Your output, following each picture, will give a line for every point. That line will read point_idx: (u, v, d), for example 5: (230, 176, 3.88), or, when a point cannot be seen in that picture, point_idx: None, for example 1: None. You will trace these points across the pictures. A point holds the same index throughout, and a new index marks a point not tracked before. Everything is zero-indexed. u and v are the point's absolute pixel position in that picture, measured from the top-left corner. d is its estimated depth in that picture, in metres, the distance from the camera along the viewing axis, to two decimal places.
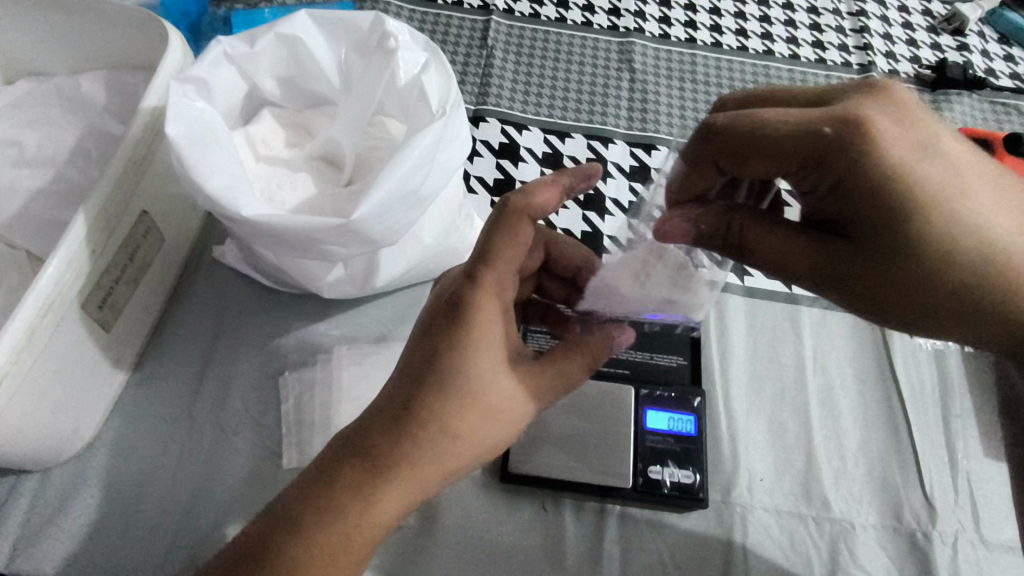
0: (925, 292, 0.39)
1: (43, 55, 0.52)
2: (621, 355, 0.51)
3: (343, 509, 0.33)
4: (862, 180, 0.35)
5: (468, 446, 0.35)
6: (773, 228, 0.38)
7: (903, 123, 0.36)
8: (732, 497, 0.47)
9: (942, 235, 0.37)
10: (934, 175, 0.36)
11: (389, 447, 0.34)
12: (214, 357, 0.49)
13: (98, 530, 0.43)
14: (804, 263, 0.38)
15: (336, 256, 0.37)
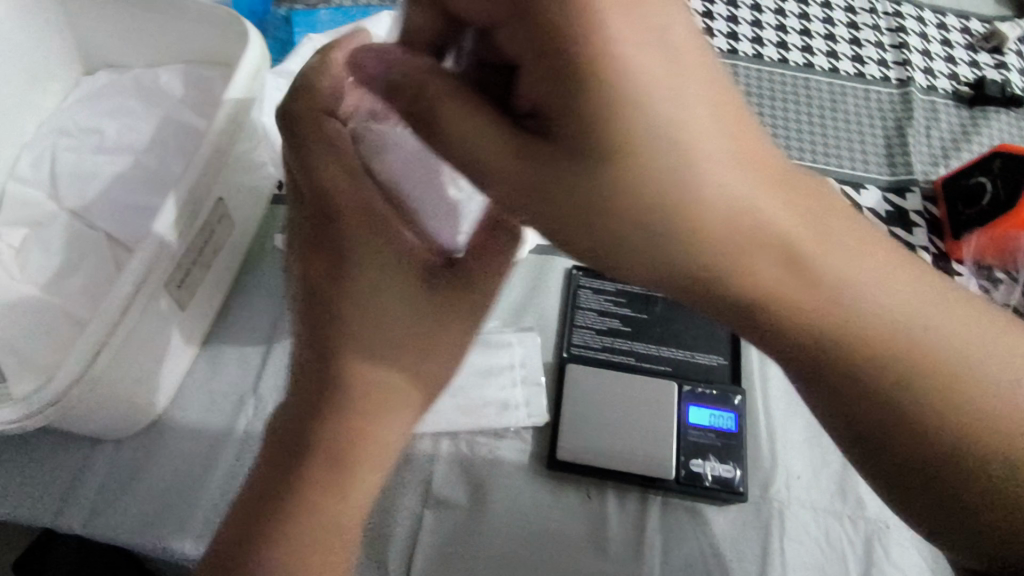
0: (811, 360, 0.27)
1: (124, 48, 0.55)
2: (664, 352, 0.53)
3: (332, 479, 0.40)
4: (571, 55, 0.24)
5: (394, 424, 0.42)
6: (472, 107, 0.29)
7: (704, 107, 0.25)
8: (771, 492, 0.49)
9: (737, 257, 0.26)
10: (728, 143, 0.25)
11: (320, 428, 0.40)
12: (277, 340, 0.51)
13: (168, 499, 0.45)
14: (502, 148, 0.28)
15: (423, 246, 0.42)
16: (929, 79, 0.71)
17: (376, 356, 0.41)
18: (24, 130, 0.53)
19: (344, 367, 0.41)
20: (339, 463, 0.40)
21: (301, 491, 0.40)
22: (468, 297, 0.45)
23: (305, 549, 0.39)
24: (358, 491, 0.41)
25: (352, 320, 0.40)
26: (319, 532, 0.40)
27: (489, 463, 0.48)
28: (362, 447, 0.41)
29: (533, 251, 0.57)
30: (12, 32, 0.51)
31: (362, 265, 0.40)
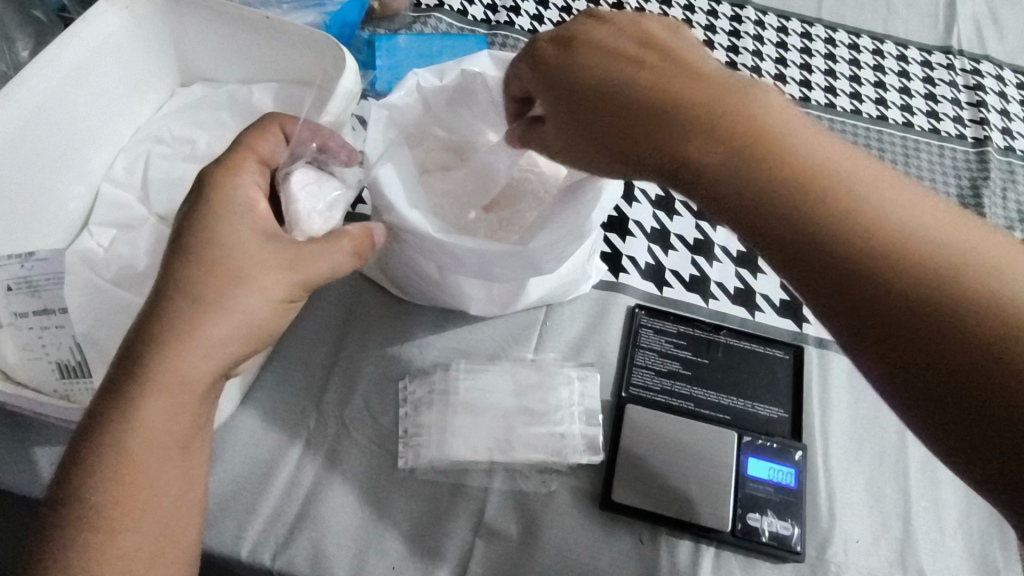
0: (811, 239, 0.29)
1: (222, 64, 0.58)
2: (722, 400, 0.53)
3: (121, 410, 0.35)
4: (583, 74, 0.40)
5: (194, 364, 0.36)
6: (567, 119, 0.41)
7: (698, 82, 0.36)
8: (828, 555, 0.47)
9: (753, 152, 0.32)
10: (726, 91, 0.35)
11: (140, 356, 0.36)
12: (340, 355, 0.52)
13: (226, 506, 0.46)
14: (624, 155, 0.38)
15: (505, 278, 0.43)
16: (1006, 140, 0.70)
17: (200, 275, 0.37)
18: (121, 135, 0.56)
19: (194, 287, 0.37)
20: (118, 402, 0.35)
21: (100, 418, 0.35)
22: (317, 259, 0.40)
23: (90, 489, 0.34)
24: (159, 421, 0.35)
25: (182, 261, 0.38)
26: (121, 464, 0.34)
27: (542, 497, 0.48)
28: (153, 380, 0.35)
29: (597, 286, 0.58)
30: (121, 44, 0.54)
31: (209, 217, 0.39)
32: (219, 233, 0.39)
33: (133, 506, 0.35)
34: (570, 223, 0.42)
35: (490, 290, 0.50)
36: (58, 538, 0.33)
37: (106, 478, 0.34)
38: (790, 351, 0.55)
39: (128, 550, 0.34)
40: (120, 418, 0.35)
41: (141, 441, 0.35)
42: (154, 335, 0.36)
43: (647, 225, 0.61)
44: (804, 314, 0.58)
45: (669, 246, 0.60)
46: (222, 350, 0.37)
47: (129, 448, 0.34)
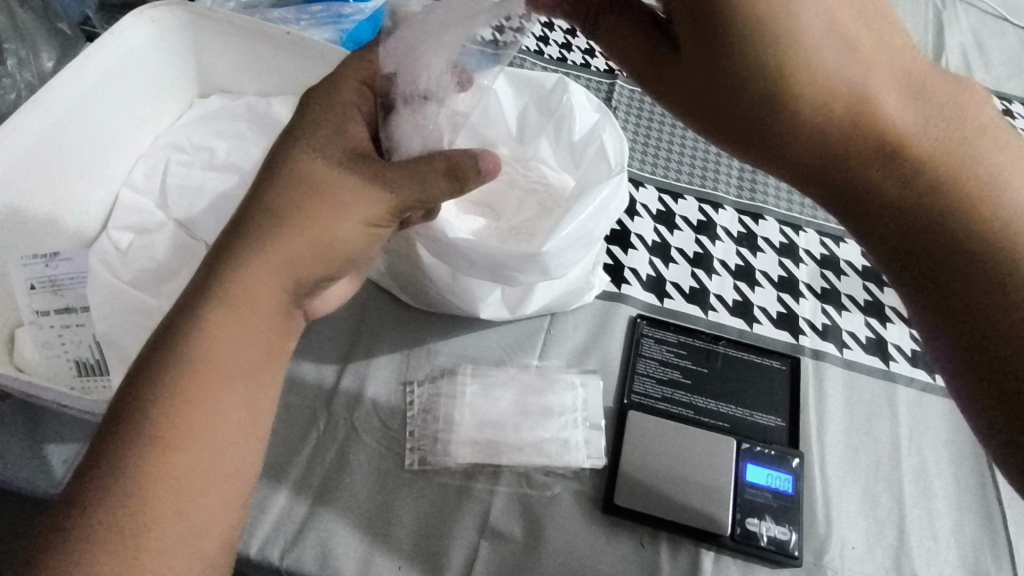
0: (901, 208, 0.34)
1: (243, 78, 0.60)
2: (722, 409, 0.54)
3: (217, 300, 0.38)
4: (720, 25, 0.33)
5: (281, 265, 0.40)
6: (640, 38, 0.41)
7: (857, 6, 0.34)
8: (824, 560, 0.48)
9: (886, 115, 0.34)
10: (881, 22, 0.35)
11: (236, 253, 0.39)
12: (351, 358, 0.54)
13: None
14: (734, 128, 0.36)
15: (515, 282, 0.45)
16: None
17: (299, 185, 0.40)
18: (141, 143, 0.58)
19: (291, 197, 0.40)
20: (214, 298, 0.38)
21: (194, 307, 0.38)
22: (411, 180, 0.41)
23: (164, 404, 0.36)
24: (252, 316, 0.39)
25: (284, 169, 0.40)
26: (211, 356, 0.37)
27: (545, 500, 0.49)
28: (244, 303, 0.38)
29: (599, 296, 0.59)
30: (144, 55, 0.55)
31: (310, 137, 0.41)
32: (311, 167, 0.41)
33: (203, 386, 0.37)
34: (575, 230, 0.43)
35: (496, 295, 0.51)
36: (122, 451, 0.35)
37: (191, 365, 0.37)
38: (787, 362, 0.57)
39: (193, 467, 0.36)
40: (216, 308, 0.38)
41: (234, 332, 0.38)
42: (241, 265, 0.39)
43: (647, 239, 0.63)
44: (800, 326, 0.60)
45: (669, 259, 0.62)
46: (300, 249, 0.40)
47: (220, 339, 0.38)
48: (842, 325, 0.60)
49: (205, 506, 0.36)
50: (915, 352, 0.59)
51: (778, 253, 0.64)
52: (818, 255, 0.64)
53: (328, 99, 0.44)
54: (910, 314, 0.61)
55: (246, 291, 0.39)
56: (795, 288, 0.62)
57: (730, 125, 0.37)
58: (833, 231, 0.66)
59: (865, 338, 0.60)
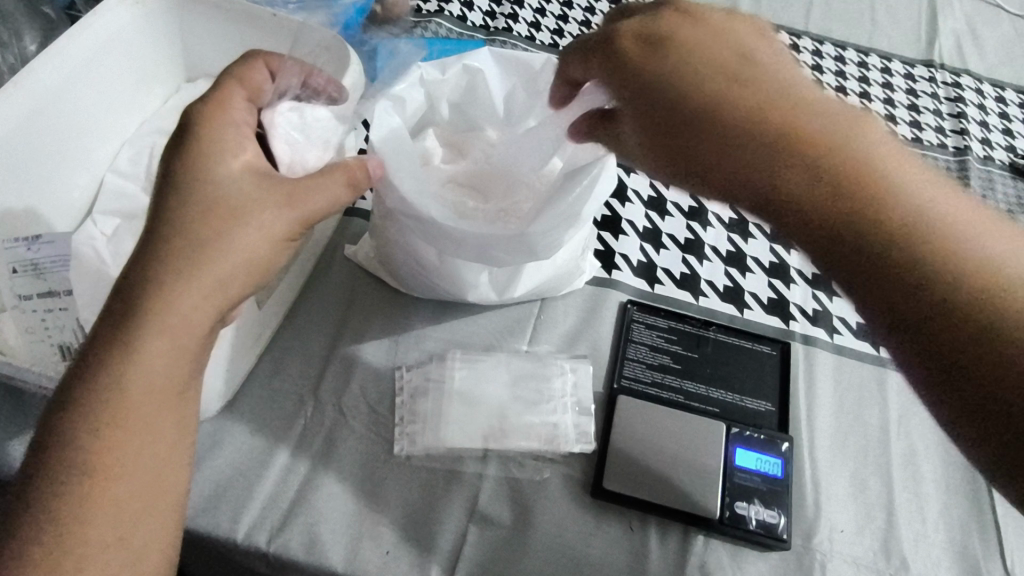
0: (851, 228, 0.31)
1: (229, 63, 0.60)
2: (712, 394, 0.54)
3: (118, 341, 0.35)
4: (658, 77, 0.39)
5: (191, 296, 0.37)
6: (650, 60, 0.40)
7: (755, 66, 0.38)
8: (813, 543, 0.48)
9: (819, 132, 0.33)
10: (872, 134, 0.34)
11: (141, 290, 0.36)
12: (339, 344, 0.54)
13: (223, 488, 0.46)
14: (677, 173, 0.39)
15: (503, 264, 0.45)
16: (985, 149, 0.72)
17: (200, 204, 0.38)
18: (126, 127, 0.57)
19: (195, 216, 0.38)
20: (117, 339, 0.35)
21: (94, 355, 0.35)
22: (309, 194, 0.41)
23: (76, 443, 0.34)
24: (159, 358, 0.36)
25: (180, 190, 0.38)
26: (118, 401, 0.35)
27: (535, 484, 0.49)
28: (154, 321, 0.36)
29: (589, 282, 0.59)
30: (128, 38, 0.55)
31: (205, 151, 0.39)
32: (198, 182, 0.39)
33: (115, 441, 0.34)
34: (564, 213, 0.43)
35: (485, 279, 0.51)
36: (42, 493, 0.33)
37: (96, 420, 0.34)
38: (777, 348, 0.57)
39: (119, 497, 0.34)
40: (118, 354, 0.35)
41: (141, 376, 0.35)
42: (141, 289, 0.36)
43: (639, 225, 0.63)
44: (791, 312, 0.60)
45: (660, 245, 0.62)
46: (212, 274, 0.37)
47: (125, 387, 0.35)
48: (833, 310, 0.60)
49: (142, 527, 0.35)
50: None
51: (769, 239, 0.64)
52: None
53: (217, 102, 0.42)
54: None
55: (154, 327, 0.36)
56: (786, 275, 0.62)
57: (674, 157, 0.38)
58: None
59: (855, 324, 0.60)
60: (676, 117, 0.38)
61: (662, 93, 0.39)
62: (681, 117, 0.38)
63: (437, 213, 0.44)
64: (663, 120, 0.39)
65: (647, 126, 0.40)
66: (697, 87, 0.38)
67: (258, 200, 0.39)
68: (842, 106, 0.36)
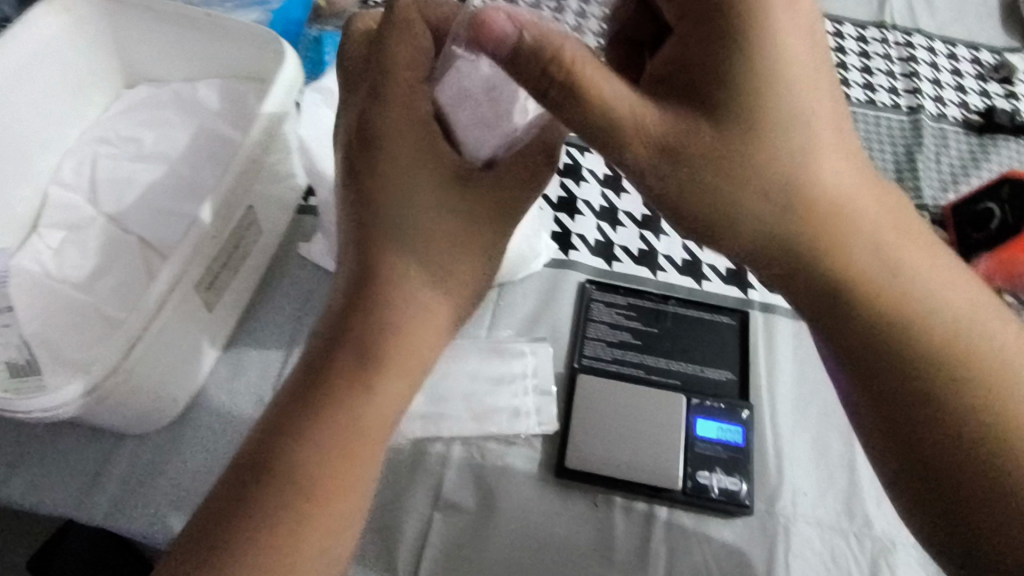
0: (876, 359, 0.36)
1: (167, 64, 0.58)
2: (673, 366, 0.54)
3: (365, 380, 0.37)
4: (748, 145, 0.33)
5: (425, 338, 0.39)
6: (603, 74, 0.32)
7: (834, 120, 0.35)
8: (777, 508, 0.49)
9: (828, 202, 0.35)
10: (885, 225, 0.36)
11: (387, 321, 0.38)
12: (299, 342, 0.53)
13: (191, 492, 0.47)
14: (698, 144, 0.33)
15: None
16: (939, 107, 0.72)
17: (438, 218, 0.38)
18: (66, 136, 0.56)
19: (420, 236, 0.38)
20: (319, 391, 0.37)
21: (315, 400, 0.37)
22: (511, 208, 0.40)
23: (323, 449, 0.36)
24: (395, 403, 0.38)
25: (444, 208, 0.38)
26: (360, 434, 0.37)
27: (498, 468, 0.49)
28: (394, 365, 0.38)
29: (548, 264, 0.59)
30: (58, 44, 0.53)
31: (388, 162, 0.37)
32: (426, 219, 0.38)
33: (336, 485, 0.36)
34: None
35: None
36: (253, 517, 0.34)
37: (309, 471, 0.36)
38: (736, 317, 0.57)
39: (341, 528, 0.36)
40: (354, 395, 0.37)
41: (354, 428, 0.37)
42: (384, 331, 0.38)
43: (595, 204, 0.63)
44: (748, 281, 0.60)
45: (617, 223, 0.62)
46: (437, 312, 0.39)
47: (348, 437, 0.36)
48: None
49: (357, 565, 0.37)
50: None
51: None
52: None
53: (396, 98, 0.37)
54: None
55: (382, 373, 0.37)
56: None
57: (696, 210, 0.35)
58: None
59: None
60: (712, 167, 0.34)
61: (728, 176, 0.34)
62: (717, 178, 0.34)
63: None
64: (722, 184, 0.34)
65: (690, 163, 0.33)
66: (755, 117, 0.33)
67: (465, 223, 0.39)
68: (862, 170, 0.36)
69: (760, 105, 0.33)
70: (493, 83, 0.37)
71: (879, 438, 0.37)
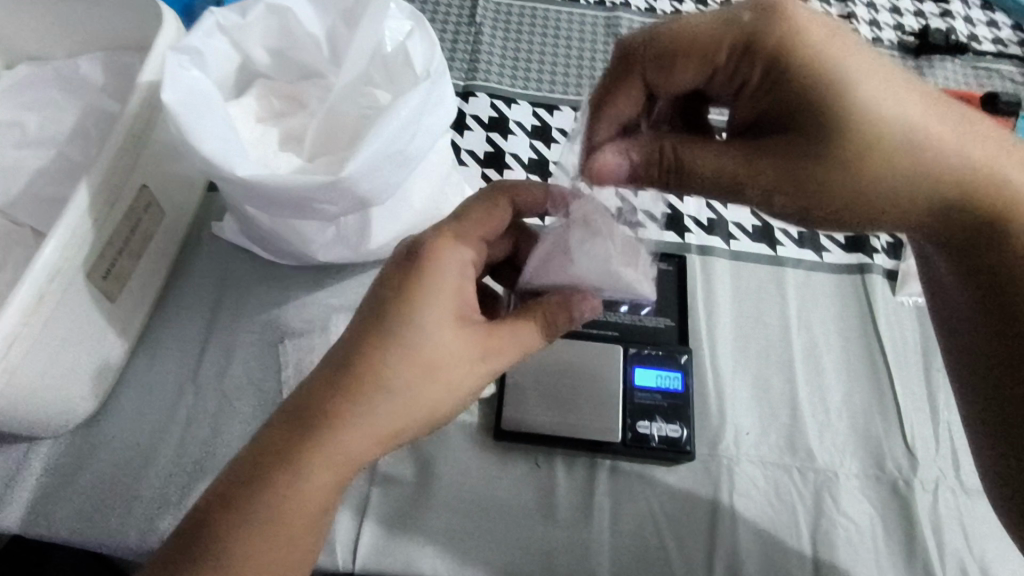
0: (1006, 302, 0.40)
1: (44, 38, 0.54)
2: (609, 318, 0.52)
3: (333, 450, 0.34)
4: (845, 110, 0.38)
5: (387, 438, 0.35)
6: (704, 141, 0.40)
7: (900, 76, 0.40)
8: (719, 450, 0.49)
9: (939, 168, 0.39)
10: (1000, 169, 0.40)
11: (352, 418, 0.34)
12: (219, 327, 0.51)
13: (110, 493, 0.45)
14: (754, 168, 0.39)
15: (327, 215, 0.38)
16: (873, 31, 0.70)
17: (438, 333, 0.36)
18: None
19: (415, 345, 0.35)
20: (293, 427, 0.34)
21: (284, 449, 0.33)
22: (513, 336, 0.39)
23: (275, 493, 0.33)
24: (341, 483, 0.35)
25: (440, 315, 0.36)
26: (307, 496, 0.34)
27: (435, 437, 0.48)
28: (354, 450, 0.34)
29: None
30: None
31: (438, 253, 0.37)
32: (423, 328, 0.36)
33: (285, 521, 0.33)
34: (383, 147, 0.37)
35: (334, 230, 0.45)
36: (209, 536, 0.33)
37: (263, 512, 0.33)
38: (673, 262, 0.55)
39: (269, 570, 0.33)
40: (317, 466, 0.33)
41: (310, 487, 0.34)
42: (355, 421, 0.34)
43: (523, 157, 0.60)
44: (685, 224, 0.58)
45: (547, 175, 0.60)
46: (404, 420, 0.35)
47: (299, 495, 0.33)
48: (727, 217, 0.59)
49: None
50: (801, 233, 0.59)
51: None
52: None
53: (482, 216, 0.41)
54: None
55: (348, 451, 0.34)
56: None
57: (795, 201, 0.40)
58: None
59: (750, 227, 0.59)
60: (798, 159, 0.39)
61: (834, 169, 0.38)
62: (811, 171, 0.39)
63: (241, 169, 0.36)
64: (806, 141, 0.39)
65: (762, 174, 0.39)
66: (869, 109, 0.38)
67: (473, 347, 0.37)
68: (972, 139, 0.40)
69: (842, 92, 0.38)
70: (578, 246, 0.42)
71: (992, 357, 0.41)
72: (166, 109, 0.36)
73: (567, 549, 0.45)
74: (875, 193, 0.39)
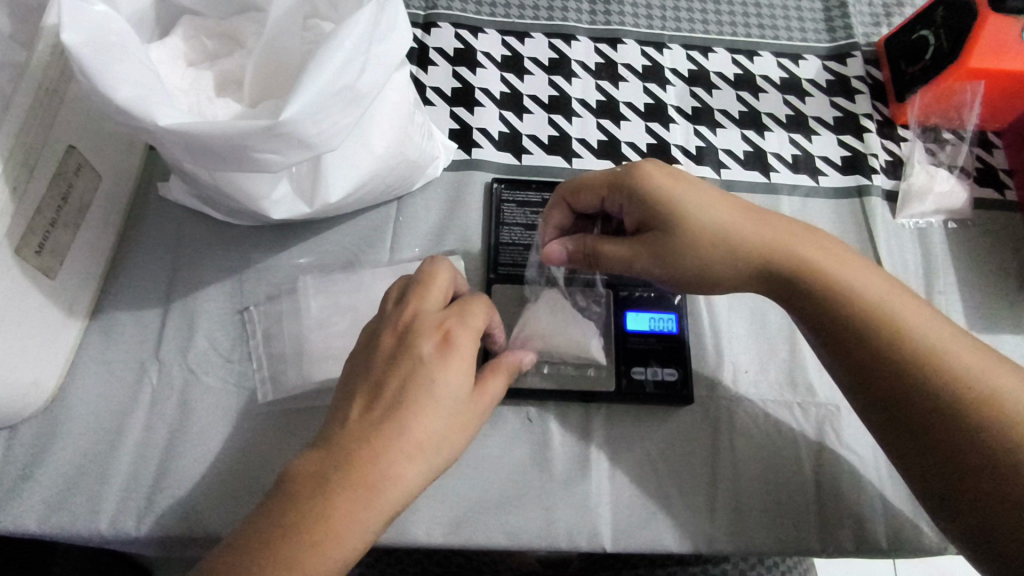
0: (882, 382, 0.35)
1: None
2: None
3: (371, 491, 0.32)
4: (704, 261, 0.40)
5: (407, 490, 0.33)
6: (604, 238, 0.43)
7: (802, 249, 0.38)
8: (718, 391, 0.47)
9: (810, 290, 0.37)
10: (864, 272, 0.38)
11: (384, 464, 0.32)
12: (177, 299, 0.47)
13: (76, 481, 0.42)
14: (641, 255, 0.41)
15: (272, 167, 0.34)
16: None
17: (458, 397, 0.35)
18: None
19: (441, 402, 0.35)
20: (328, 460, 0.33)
21: (319, 487, 0.32)
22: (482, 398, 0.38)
23: (307, 527, 0.31)
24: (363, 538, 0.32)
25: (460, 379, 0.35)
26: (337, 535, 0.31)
27: None
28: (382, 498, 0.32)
29: (449, 167, 0.52)
30: None
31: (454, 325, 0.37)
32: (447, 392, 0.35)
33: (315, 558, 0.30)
34: (330, 84, 0.33)
35: (287, 185, 0.41)
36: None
37: (292, 547, 0.30)
38: None
39: None
40: (350, 504, 0.31)
41: (342, 526, 0.31)
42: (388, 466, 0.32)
43: (495, 92, 0.55)
44: (673, 155, 0.54)
45: (522, 110, 0.55)
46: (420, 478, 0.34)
47: (328, 534, 0.31)
48: (717, 144, 0.55)
49: None
50: (796, 157, 0.55)
51: (642, 78, 0.57)
52: (685, 72, 0.58)
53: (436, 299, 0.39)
54: (787, 117, 0.56)
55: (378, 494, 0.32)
56: (664, 114, 0.56)
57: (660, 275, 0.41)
58: (699, 41, 0.59)
59: (742, 153, 0.55)
60: (654, 251, 0.41)
61: (684, 255, 0.40)
62: (670, 252, 0.40)
63: (163, 118, 0.32)
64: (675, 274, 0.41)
65: (631, 249, 0.42)
66: (730, 266, 0.39)
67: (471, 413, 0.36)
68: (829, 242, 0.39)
69: (678, 210, 0.39)
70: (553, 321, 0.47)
71: (912, 473, 0.35)
72: (69, 52, 0.31)
73: (565, 504, 0.43)
74: (723, 271, 0.39)
